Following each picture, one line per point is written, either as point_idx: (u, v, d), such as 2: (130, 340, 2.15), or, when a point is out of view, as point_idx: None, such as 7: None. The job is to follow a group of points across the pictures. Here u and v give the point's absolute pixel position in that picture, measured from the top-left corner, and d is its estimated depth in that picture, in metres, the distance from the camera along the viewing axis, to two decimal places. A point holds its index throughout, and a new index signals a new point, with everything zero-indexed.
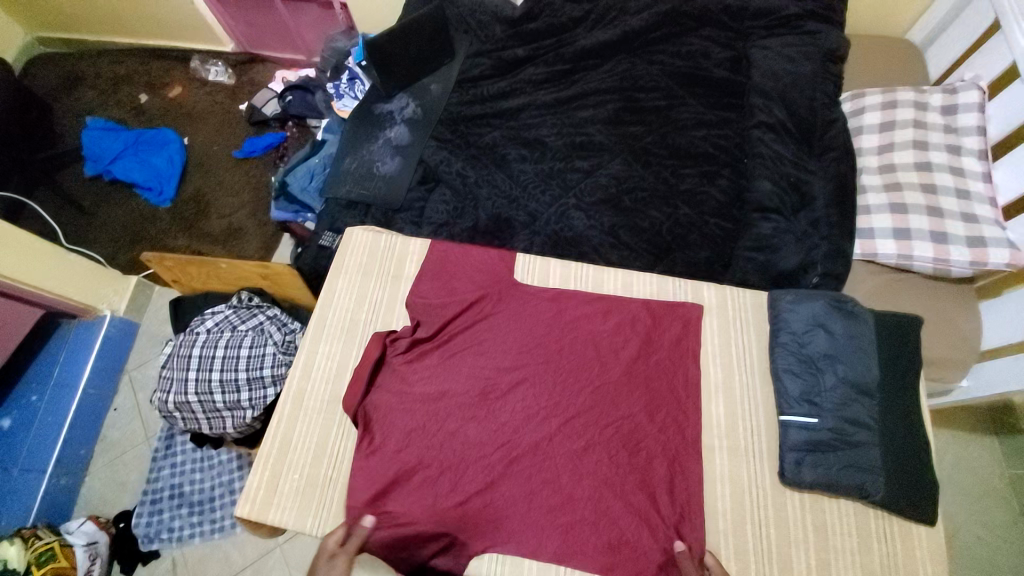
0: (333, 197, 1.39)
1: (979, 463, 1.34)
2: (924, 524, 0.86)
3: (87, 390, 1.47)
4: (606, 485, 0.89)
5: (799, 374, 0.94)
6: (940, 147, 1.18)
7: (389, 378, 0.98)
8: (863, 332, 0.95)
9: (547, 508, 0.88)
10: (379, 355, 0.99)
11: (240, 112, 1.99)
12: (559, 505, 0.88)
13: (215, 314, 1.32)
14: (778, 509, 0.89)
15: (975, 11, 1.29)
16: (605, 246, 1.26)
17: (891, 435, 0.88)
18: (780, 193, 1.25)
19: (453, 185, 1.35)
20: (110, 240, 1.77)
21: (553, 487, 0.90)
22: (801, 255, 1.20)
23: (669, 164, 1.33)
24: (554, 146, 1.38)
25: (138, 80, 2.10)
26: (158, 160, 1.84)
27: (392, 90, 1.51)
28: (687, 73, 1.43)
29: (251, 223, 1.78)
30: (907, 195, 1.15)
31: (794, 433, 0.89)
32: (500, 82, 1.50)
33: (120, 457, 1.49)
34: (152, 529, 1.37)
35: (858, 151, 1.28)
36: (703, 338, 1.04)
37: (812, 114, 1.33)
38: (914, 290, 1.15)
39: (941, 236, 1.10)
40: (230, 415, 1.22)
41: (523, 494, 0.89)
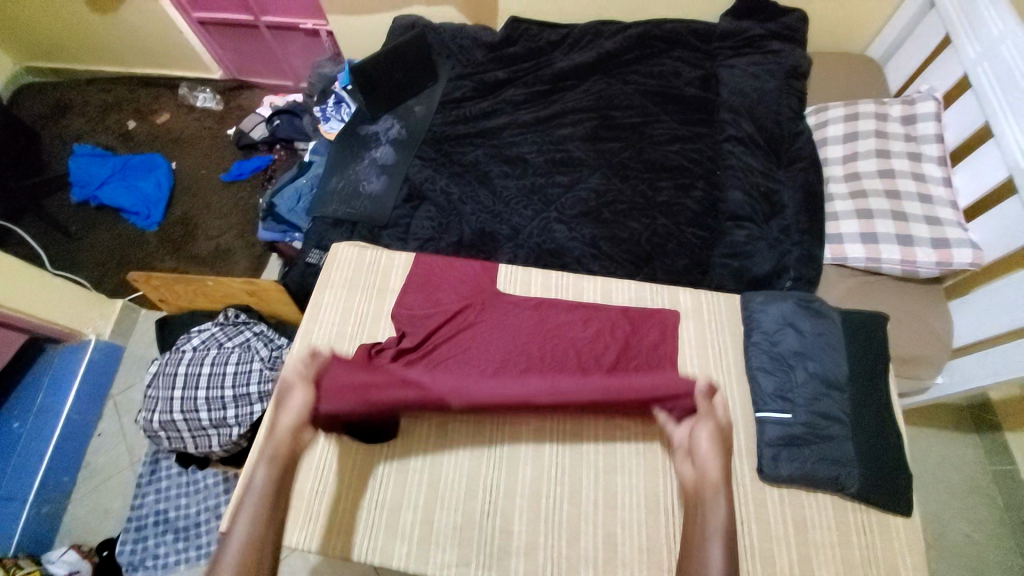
0: (319, 216, 1.42)
1: (962, 461, 1.36)
2: (900, 515, 0.89)
3: (71, 415, 1.45)
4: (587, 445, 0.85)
5: (772, 372, 0.97)
6: (902, 154, 1.25)
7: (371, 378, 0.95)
8: (831, 329, 0.99)
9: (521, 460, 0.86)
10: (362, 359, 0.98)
11: (228, 137, 2.03)
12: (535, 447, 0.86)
13: (201, 332, 1.32)
14: (758, 505, 0.90)
15: (925, 29, 1.38)
16: (587, 257, 1.29)
17: (864, 428, 0.92)
18: (751, 203, 1.31)
19: (438, 202, 1.39)
20: (96, 264, 1.77)
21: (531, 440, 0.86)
22: (774, 260, 1.25)
23: (645, 177, 1.39)
24: (534, 163, 1.43)
25: (126, 107, 2.13)
26: (146, 185, 1.86)
27: (377, 112, 1.56)
28: (660, 92, 1.50)
29: (239, 244, 1.80)
30: (873, 201, 1.21)
31: (770, 429, 0.92)
32: (482, 103, 1.56)
33: (104, 483, 1.46)
34: (136, 557, 1.33)
35: (825, 160, 1.34)
36: (680, 342, 1.07)
37: (778, 126, 1.40)
38: (884, 290, 1.20)
39: (907, 238, 1.15)
40: (217, 433, 1.21)
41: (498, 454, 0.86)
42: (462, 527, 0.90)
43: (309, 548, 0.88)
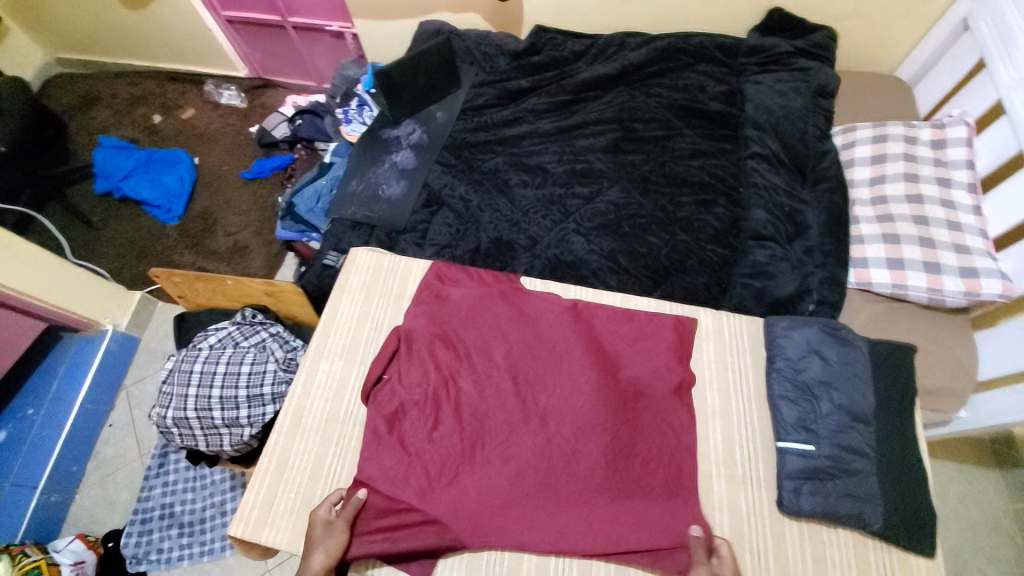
0: (338, 218, 1.42)
1: (986, 497, 1.32)
2: (924, 555, 0.86)
3: (84, 404, 1.47)
4: (600, 518, 0.89)
5: (794, 401, 0.94)
6: (931, 180, 1.21)
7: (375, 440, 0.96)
8: (856, 358, 0.97)
9: (549, 530, 0.88)
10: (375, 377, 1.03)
11: (250, 134, 2.05)
12: (561, 528, 0.88)
13: (218, 330, 1.32)
14: (776, 537, 0.88)
15: (960, 51, 1.34)
16: (604, 270, 1.28)
17: (888, 463, 0.89)
18: (774, 222, 1.28)
19: (456, 209, 1.39)
20: (117, 255, 1.80)
21: (552, 516, 0.89)
22: (796, 282, 1.22)
23: (666, 192, 1.37)
24: (555, 173, 1.42)
25: (153, 102, 2.16)
26: (168, 178, 1.88)
27: (399, 116, 1.56)
28: (684, 106, 1.48)
29: (257, 241, 1.81)
30: (900, 225, 1.18)
31: (791, 460, 0.90)
32: (504, 110, 1.56)
33: (111, 475, 1.47)
34: (141, 550, 1.34)
35: (852, 182, 1.32)
36: (704, 363, 1.05)
37: (805, 145, 1.38)
38: (910, 319, 1.17)
39: (934, 266, 1.12)
40: (228, 432, 1.21)
41: (522, 531, 0.87)
42: (470, 558, 0.89)
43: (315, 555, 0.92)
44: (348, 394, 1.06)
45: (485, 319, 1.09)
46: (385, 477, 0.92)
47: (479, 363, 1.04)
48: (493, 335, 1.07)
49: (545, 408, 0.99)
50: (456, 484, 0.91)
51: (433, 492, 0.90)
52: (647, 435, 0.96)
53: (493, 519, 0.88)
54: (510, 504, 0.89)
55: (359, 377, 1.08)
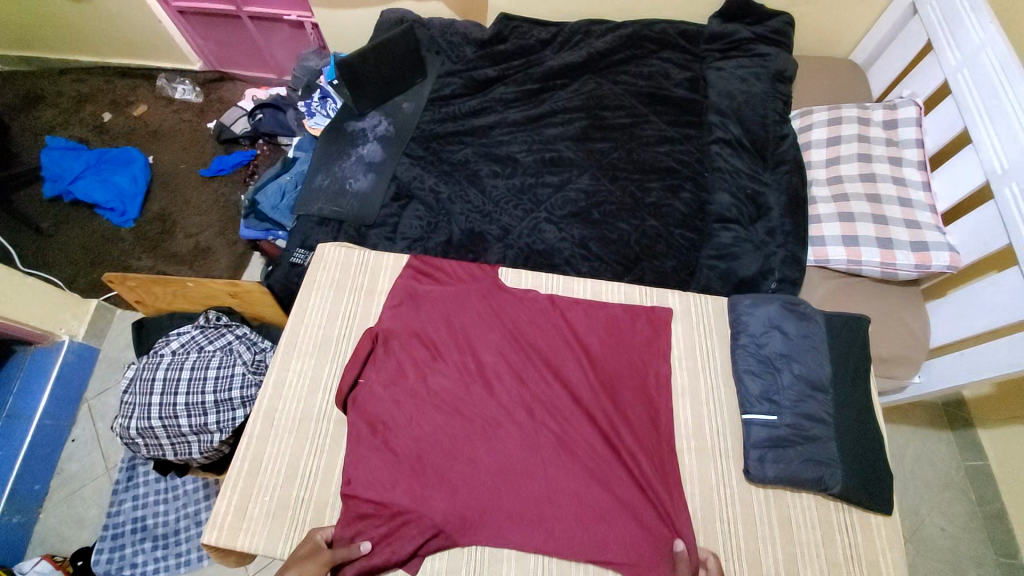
0: (304, 214, 1.39)
1: (939, 456, 1.41)
2: (880, 513, 0.91)
3: (43, 420, 1.40)
4: (582, 510, 0.90)
5: (759, 374, 0.98)
6: (883, 158, 1.27)
7: (357, 443, 0.96)
8: (816, 332, 1.01)
9: (532, 525, 0.89)
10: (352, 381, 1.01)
11: (209, 130, 1.97)
12: (544, 522, 0.89)
13: (180, 335, 1.28)
14: (744, 505, 0.93)
15: (908, 34, 1.40)
16: (576, 258, 1.29)
17: (846, 429, 0.94)
18: (737, 204, 1.32)
19: (426, 201, 1.37)
20: (69, 262, 1.71)
21: (535, 510, 0.90)
22: (759, 262, 1.27)
23: (635, 178, 1.39)
24: (524, 163, 1.42)
25: (102, 99, 2.05)
26: (122, 179, 1.79)
27: (364, 108, 1.53)
28: (650, 93, 1.50)
29: (220, 242, 1.75)
30: (854, 204, 1.24)
31: (756, 431, 0.94)
32: (472, 100, 1.54)
33: (78, 491, 1.41)
34: (113, 566, 1.30)
35: (809, 164, 1.37)
36: (673, 344, 1.08)
37: (764, 129, 1.42)
38: (865, 292, 1.23)
39: (887, 241, 1.18)
40: (197, 439, 1.18)
41: (506, 527, 0.89)
42: (452, 552, 0.90)
43: None
44: (321, 393, 1.05)
45: (464, 315, 1.08)
46: (369, 477, 0.92)
47: (462, 361, 1.04)
48: (474, 331, 1.07)
49: (526, 402, 0.99)
50: (440, 481, 0.92)
51: (421, 493, 0.90)
52: (627, 426, 0.97)
53: (479, 514, 0.90)
54: (494, 501, 0.91)
55: (332, 376, 1.07)
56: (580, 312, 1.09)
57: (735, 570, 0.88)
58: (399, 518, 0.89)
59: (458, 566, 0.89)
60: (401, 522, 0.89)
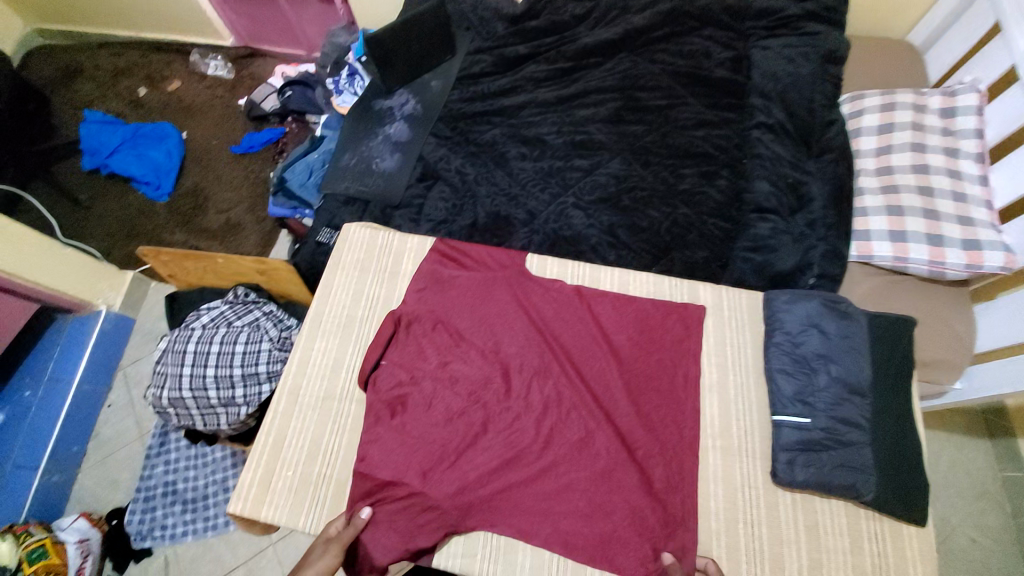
0: (331, 193, 1.39)
1: (975, 465, 1.34)
2: (914, 524, 0.87)
3: (81, 385, 1.47)
4: (596, 507, 0.89)
5: (793, 374, 0.94)
6: (938, 149, 1.18)
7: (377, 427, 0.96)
8: (857, 332, 0.95)
9: (544, 519, 0.89)
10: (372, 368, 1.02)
11: (239, 107, 1.99)
12: (556, 515, 0.89)
13: (210, 310, 1.32)
14: (770, 508, 0.90)
15: (975, 13, 1.28)
16: (604, 246, 1.26)
17: (883, 436, 0.89)
18: (777, 193, 1.25)
19: (452, 182, 1.35)
20: (106, 235, 1.77)
21: (548, 504, 0.89)
22: (797, 256, 1.20)
23: (668, 164, 1.33)
24: (553, 145, 1.38)
25: (137, 74, 2.08)
26: (156, 154, 1.84)
27: (392, 85, 1.51)
28: (689, 73, 1.43)
29: (250, 218, 1.78)
30: (904, 196, 1.16)
31: (787, 433, 0.90)
32: (501, 79, 1.50)
33: (112, 454, 1.48)
34: (145, 526, 1.37)
35: (857, 153, 1.28)
36: (703, 339, 1.04)
37: (811, 115, 1.34)
38: (910, 291, 1.15)
39: (937, 237, 1.10)
40: (225, 411, 1.22)
41: (518, 519, 0.89)
42: (465, 539, 0.90)
43: (315, 531, 0.93)
44: (344, 373, 1.06)
45: (489, 303, 1.07)
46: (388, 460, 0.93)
47: (484, 348, 1.03)
48: (498, 321, 1.05)
49: (547, 395, 0.98)
50: (456, 469, 0.92)
51: (437, 477, 0.91)
52: (647, 426, 0.95)
53: (492, 504, 0.90)
54: (510, 494, 0.90)
55: (355, 356, 1.08)
56: (608, 306, 1.06)
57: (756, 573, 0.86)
58: (412, 499, 0.89)
59: (473, 554, 0.89)
60: (418, 507, 0.89)
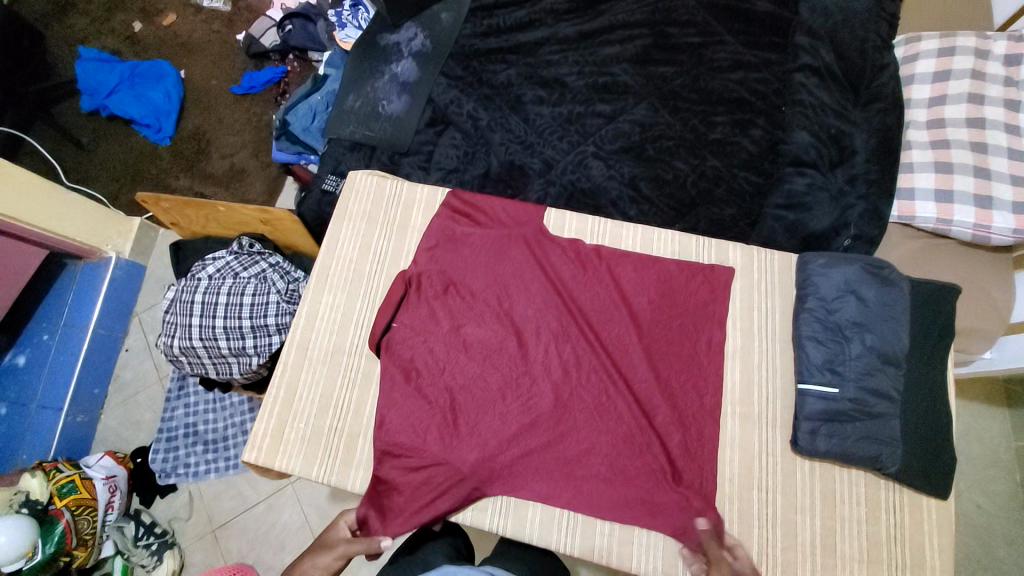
0: (336, 138, 1.31)
1: (990, 434, 1.28)
2: (935, 497, 0.85)
3: (96, 329, 1.47)
4: (617, 472, 0.87)
5: (823, 342, 0.89)
6: (998, 101, 1.07)
7: (388, 389, 0.95)
8: (897, 300, 0.89)
9: (564, 484, 0.88)
10: (383, 330, 0.98)
11: (238, 43, 1.86)
12: (577, 481, 0.88)
13: (216, 259, 1.28)
14: (787, 476, 0.88)
15: None
16: (624, 200, 1.18)
17: (911, 407, 0.85)
18: (817, 145, 1.15)
19: (464, 128, 1.26)
20: (111, 179, 1.71)
21: (567, 469, 0.88)
22: (833, 215, 1.12)
23: (698, 110, 1.22)
24: (574, 88, 1.26)
25: (131, 6, 1.94)
26: (155, 94, 1.74)
27: (399, 19, 1.39)
28: (727, 6, 1.28)
29: (254, 163, 1.71)
30: (955, 152, 1.05)
31: (812, 403, 0.86)
32: (518, 11, 1.36)
33: (132, 397, 1.51)
34: (168, 465, 1.41)
35: (907, 103, 1.15)
36: (729, 303, 0.98)
37: (861, 56, 1.21)
38: (955, 255, 1.07)
39: (986, 199, 1.01)
40: (236, 360, 1.21)
41: (538, 484, 0.88)
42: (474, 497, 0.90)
43: (327, 481, 0.94)
44: (353, 328, 1.03)
45: (504, 264, 1.01)
46: (400, 421, 0.92)
47: (499, 311, 0.99)
48: (513, 281, 1.00)
49: (564, 360, 0.95)
50: (473, 433, 0.90)
51: (454, 441, 0.90)
52: (667, 394, 0.92)
53: (512, 468, 0.89)
54: (530, 459, 0.89)
55: (363, 312, 1.04)
56: (629, 268, 1.00)
57: (767, 537, 0.85)
58: (425, 459, 0.89)
59: (485, 515, 0.89)
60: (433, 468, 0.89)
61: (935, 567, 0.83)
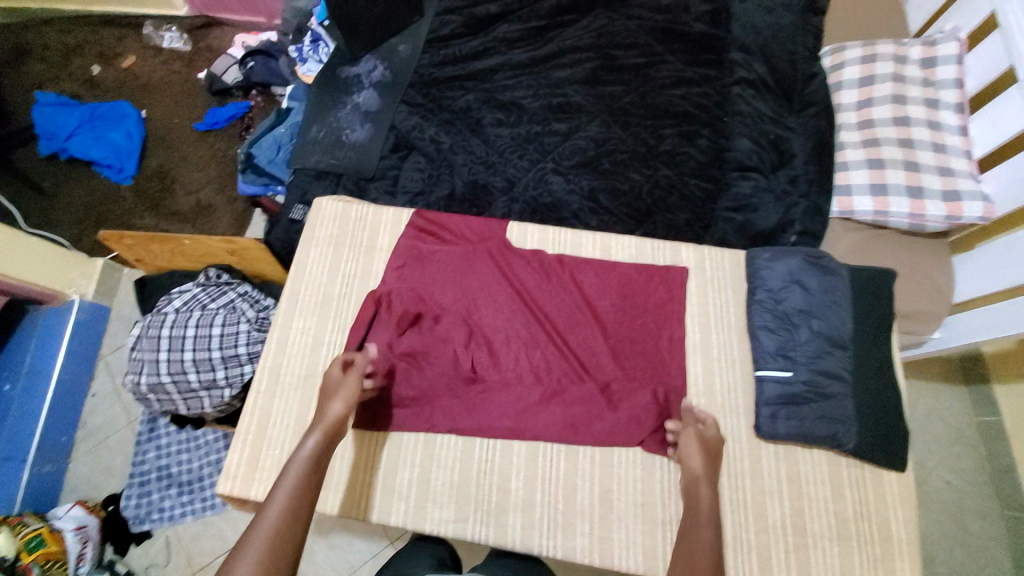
0: (302, 167, 1.34)
1: (950, 410, 1.32)
2: (894, 471, 0.90)
3: (61, 376, 1.42)
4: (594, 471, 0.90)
5: (774, 330, 0.95)
6: (919, 101, 1.17)
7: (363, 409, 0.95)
8: (839, 286, 0.96)
9: None
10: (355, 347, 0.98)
11: (200, 82, 1.88)
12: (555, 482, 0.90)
13: (183, 293, 1.27)
14: (754, 462, 0.91)
15: None
16: (585, 211, 1.23)
17: (861, 386, 0.91)
18: (759, 151, 1.23)
19: (427, 152, 1.30)
20: (73, 222, 1.68)
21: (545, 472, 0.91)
22: (779, 213, 1.19)
23: (648, 124, 1.29)
24: (531, 109, 1.33)
25: (90, 51, 1.95)
26: (116, 136, 1.74)
27: (359, 52, 1.44)
28: (665, 28, 1.38)
29: (220, 199, 1.71)
30: (885, 150, 1.15)
31: (770, 388, 0.92)
32: (472, 40, 1.43)
33: (101, 444, 1.45)
34: (142, 510, 1.36)
35: (838, 107, 1.26)
36: (687, 301, 1.03)
37: (792, 68, 1.32)
38: (892, 244, 1.15)
39: (917, 190, 1.10)
40: (207, 395, 1.19)
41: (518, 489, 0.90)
42: (458, 507, 0.90)
43: None
44: (324, 351, 1.04)
45: (470, 277, 1.05)
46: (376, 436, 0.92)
47: (468, 322, 1.01)
48: (481, 292, 1.03)
49: (535, 364, 0.98)
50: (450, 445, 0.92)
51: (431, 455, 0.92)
52: (635, 392, 0.95)
53: None
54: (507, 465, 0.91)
55: (334, 333, 1.05)
56: (591, 273, 1.05)
57: (740, 523, 0.88)
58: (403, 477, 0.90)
59: (468, 529, 0.89)
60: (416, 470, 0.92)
61: (901, 538, 0.87)
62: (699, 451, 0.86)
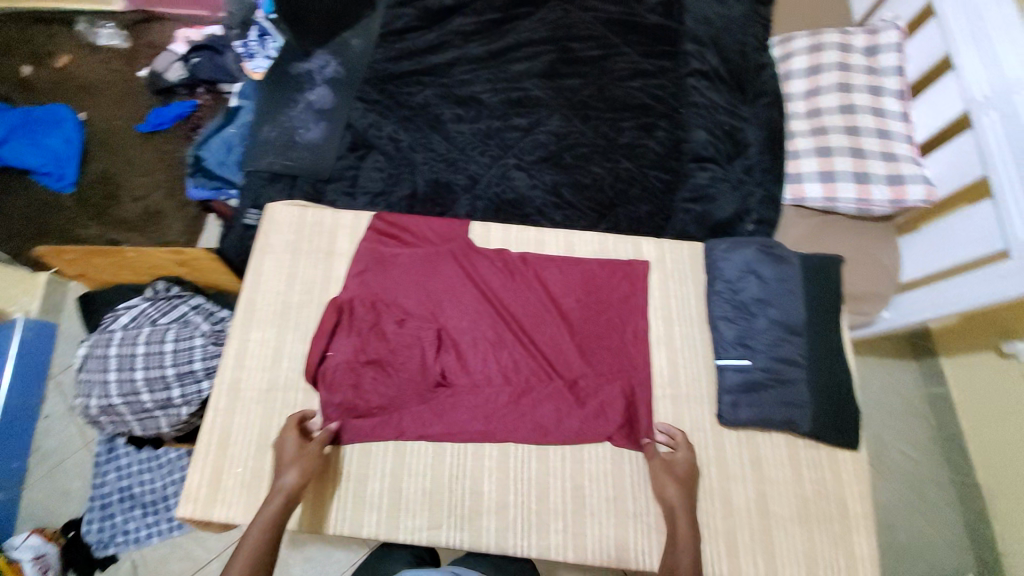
0: (254, 169, 1.28)
1: (902, 383, 1.40)
2: (848, 449, 0.94)
3: (9, 399, 1.34)
4: None
5: (733, 319, 0.98)
6: (863, 89, 1.20)
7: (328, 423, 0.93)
8: (791, 274, 1.00)
9: None
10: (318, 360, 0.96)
11: (142, 80, 1.77)
12: None
13: (129, 309, 1.21)
14: (718, 449, 0.94)
15: None
16: (548, 206, 1.23)
17: (815, 369, 0.95)
18: (714, 142, 1.26)
19: (386, 151, 1.27)
20: (10, 234, 1.57)
21: None
22: (736, 203, 1.22)
23: (606, 117, 1.30)
24: (490, 104, 1.31)
25: (17, 49, 1.81)
26: (54, 141, 1.63)
27: (309, 47, 1.38)
28: (620, 20, 1.38)
29: (170, 205, 1.62)
30: (833, 138, 1.19)
31: (730, 376, 0.95)
32: (426, 34, 1.40)
33: (55, 469, 1.38)
34: (106, 534, 1.30)
35: (787, 97, 1.29)
36: (649, 294, 1.05)
37: (743, 59, 1.35)
38: (842, 229, 1.19)
39: (863, 176, 1.14)
40: (164, 414, 1.14)
41: None
42: (431, 514, 0.90)
43: None
44: (285, 364, 1.00)
45: (434, 280, 1.03)
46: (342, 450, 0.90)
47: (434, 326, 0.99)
48: (445, 295, 1.02)
49: (502, 366, 0.98)
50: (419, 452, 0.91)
51: None
52: (604, 386, 0.96)
53: None
54: None
55: (295, 344, 1.02)
56: (555, 271, 1.05)
57: (708, 509, 0.91)
58: None
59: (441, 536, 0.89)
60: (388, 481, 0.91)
61: (857, 512, 0.92)
62: (667, 476, 0.89)
